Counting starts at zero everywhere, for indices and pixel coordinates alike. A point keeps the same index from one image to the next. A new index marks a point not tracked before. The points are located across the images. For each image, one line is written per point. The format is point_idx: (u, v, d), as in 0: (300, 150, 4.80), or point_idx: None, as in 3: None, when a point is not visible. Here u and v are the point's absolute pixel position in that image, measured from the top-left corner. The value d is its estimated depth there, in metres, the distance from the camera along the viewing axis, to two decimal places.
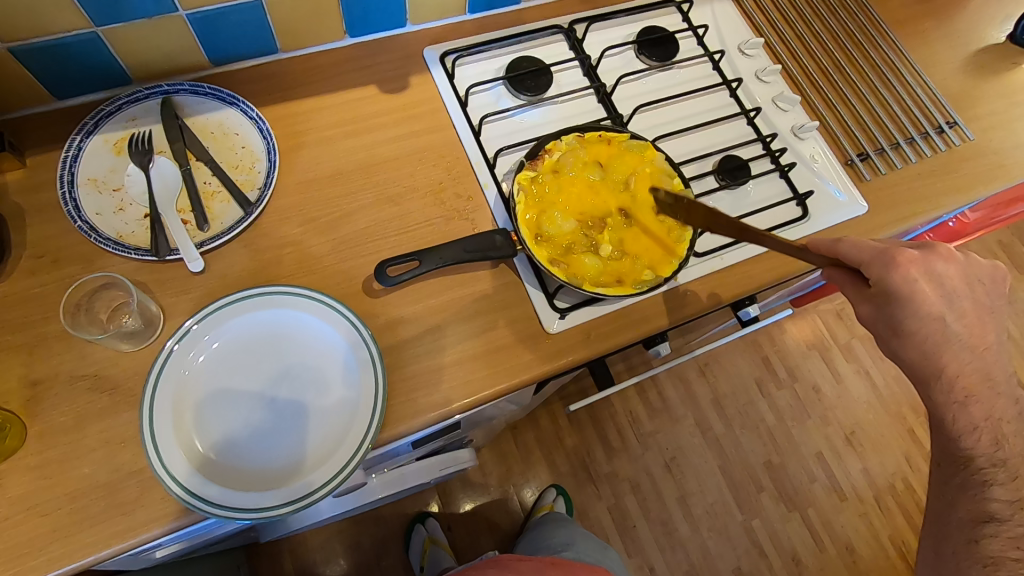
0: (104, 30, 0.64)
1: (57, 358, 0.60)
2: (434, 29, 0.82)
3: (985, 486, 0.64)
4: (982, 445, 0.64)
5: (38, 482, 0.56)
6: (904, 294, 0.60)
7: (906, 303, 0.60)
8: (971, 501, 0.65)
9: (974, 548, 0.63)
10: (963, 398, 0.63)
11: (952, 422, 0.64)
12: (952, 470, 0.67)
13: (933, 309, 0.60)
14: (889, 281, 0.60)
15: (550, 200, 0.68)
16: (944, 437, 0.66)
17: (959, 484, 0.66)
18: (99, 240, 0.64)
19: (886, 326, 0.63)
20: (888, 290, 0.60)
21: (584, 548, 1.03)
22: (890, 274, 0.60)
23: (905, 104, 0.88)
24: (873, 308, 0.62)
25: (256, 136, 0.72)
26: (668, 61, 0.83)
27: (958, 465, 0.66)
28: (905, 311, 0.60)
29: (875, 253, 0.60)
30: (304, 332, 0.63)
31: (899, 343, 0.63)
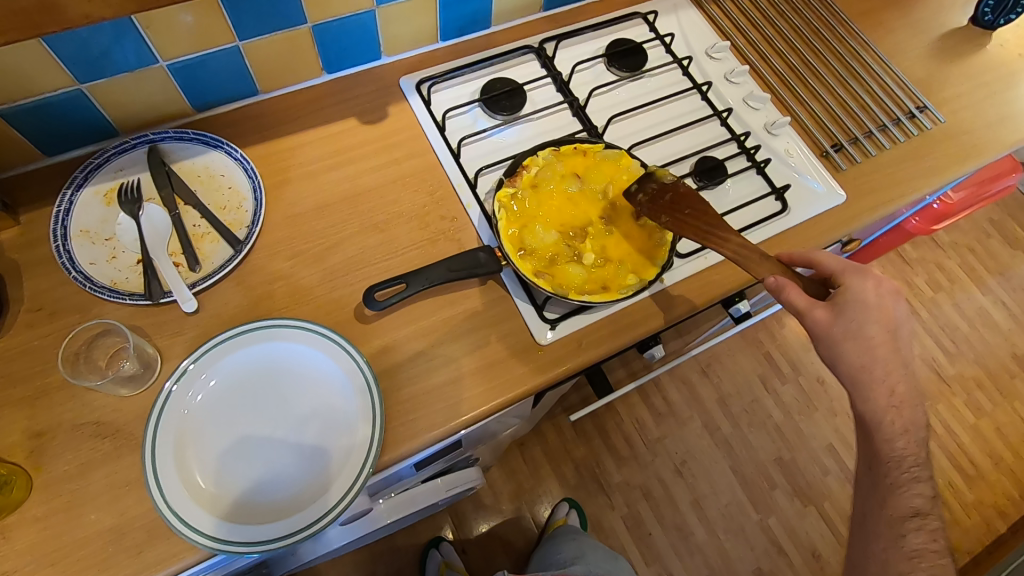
0: (88, 86, 0.66)
1: (59, 408, 0.62)
2: (408, 59, 0.84)
3: (914, 482, 0.63)
4: (911, 445, 0.63)
5: (45, 532, 0.57)
6: (865, 301, 0.61)
7: (866, 310, 0.61)
8: (899, 499, 0.63)
9: (901, 544, 0.61)
10: (899, 403, 0.62)
11: (888, 424, 0.62)
12: (879, 470, 0.64)
13: (881, 323, 0.61)
14: (854, 289, 0.62)
15: (531, 215, 0.69)
16: (871, 434, 0.64)
17: (888, 484, 0.64)
18: (94, 289, 0.65)
19: (841, 330, 0.61)
20: (853, 295, 0.62)
21: (596, 559, 1.03)
22: (860, 281, 0.62)
23: (874, 93, 0.90)
24: (830, 315, 0.61)
25: (241, 176, 0.73)
26: (639, 71, 0.85)
27: (888, 465, 0.64)
28: (863, 316, 0.61)
29: (848, 265, 0.64)
30: (301, 363, 0.64)
31: (847, 343, 0.61)
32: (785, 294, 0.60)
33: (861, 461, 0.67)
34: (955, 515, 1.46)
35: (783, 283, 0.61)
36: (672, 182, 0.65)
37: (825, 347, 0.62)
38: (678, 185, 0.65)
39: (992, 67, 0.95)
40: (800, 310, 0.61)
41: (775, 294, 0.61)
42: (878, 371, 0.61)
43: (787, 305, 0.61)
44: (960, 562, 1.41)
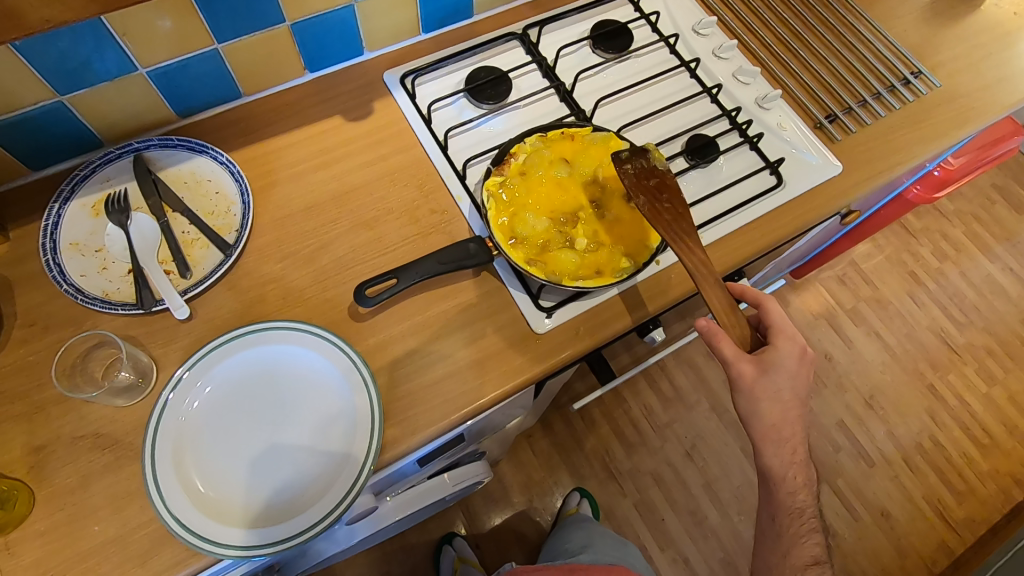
0: (69, 98, 0.66)
1: (57, 422, 0.61)
2: (390, 53, 0.83)
3: (812, 532, 0.67)
4: (808, 498, 0.66)
5: (49, 545, 0.57)
6: (788, 367, 0.61)
7: (789, 374, 0.61)
8: (801, 549, 0.66)
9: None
10: (799, 457, 0.64)
11: (791, 478, 0.64)
12: (781, 522, 0.67)
13: (796, 388, 0.62)
14: (783, 354, 0.62)
15: (521, 202, 0.68)
16: (774, 489, 0.65)
17: (791, 535, 0.67)
18: (86, 301, 0.65)
19: (762, 388, 0.60)
20: (779, 359, 0.61)
21: (604, 546, 1.01)
22: (790, 346, 0.62)
23: (866, 61, 0.88)
24: (755, 371, 0.60)
25: (229, 180, 0.73)
26: (625, 51, 0.84)
27: (791, 517, 0.66)
28: (784, 379, 0.61)
29: (787, 327, 0.63)
30: (295, 364, 0.63)
31: (764, 401, 0.61)
32: (716, 342, 0.61)
33: (764, 511, 0.69)
34: (972, 485, 1.44)
35: (713, 332, 0.61)
36: (663, 170, 0.65)
37: (745, 401, 0.62)
38: (667, 175, 0.64)
39: (986, 27, 0.93)
40: (727, 359, 0.61)
41: (706, 337, 0.62)
42: (787, 430, 0.63)
43: (715, 352, 0.62)
44: (978, 533, 1.40)
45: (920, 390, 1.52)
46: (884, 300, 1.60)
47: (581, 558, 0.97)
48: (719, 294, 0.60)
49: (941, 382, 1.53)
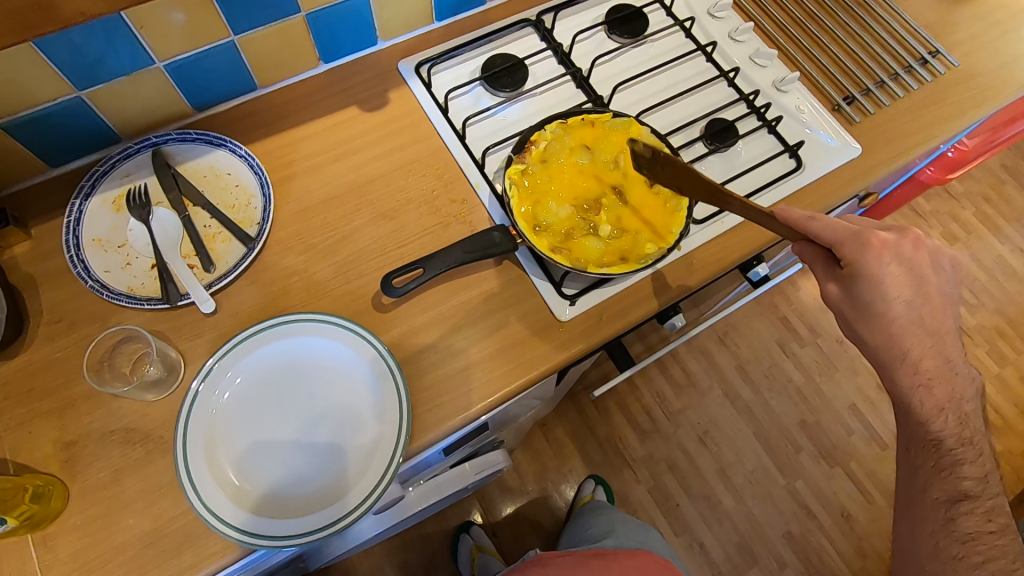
0: (86, 93, 0.65)
1: (87, 418, 0.62)
2: (404, 43, 0.82)
3: (956, 465, 0.64)
4: (950, 426, 0.64)
5: (84, 540, 0.58)
6: (870, 277, 0.59)
7: (876, 281, 0.60)
8: (943, 481, 0.64)
9: (951, 528, 0.62)
10: (926, 379, 0.63)
11: (919, 404, 0.64)
12: (920, 452, 0.66)
13: (899, 295, 0.60)
14: (861, 264, 0.59)
15: (543, 190, 0.68)
16: (910, 416, 0.66)
17: (930, 466, 0.65)
18: (111, 297, 0.65)
19: (852, 306, 0.62)
20: (860, 270, 0.59)
21: (626, 531, 1.01)
22: (861, 251, 0.59)
23: (883, 41, 0.88)
24: (841, 288, 0.62)
25: (248, 173, 0.73)
26: (640, 36, 0.83)
27: (928, 449, 0.65)
28: (873, 290, 0.60)
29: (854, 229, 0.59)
30: (323, 358, 0.63)
31: (864, 324, 0.62)
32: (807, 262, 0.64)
33: (902, 443, 0.69)
34: None
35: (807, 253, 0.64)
36: (653, 154, 0.60)
37: (845, 323, 0.65)
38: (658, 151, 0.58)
39: (1002, 5, 0.92)
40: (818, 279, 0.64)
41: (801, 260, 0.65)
42: (904, 348, 0.62)
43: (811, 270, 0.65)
44: None
45: None
46: None
47: (604, 543, 0.97)
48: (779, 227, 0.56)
49: None
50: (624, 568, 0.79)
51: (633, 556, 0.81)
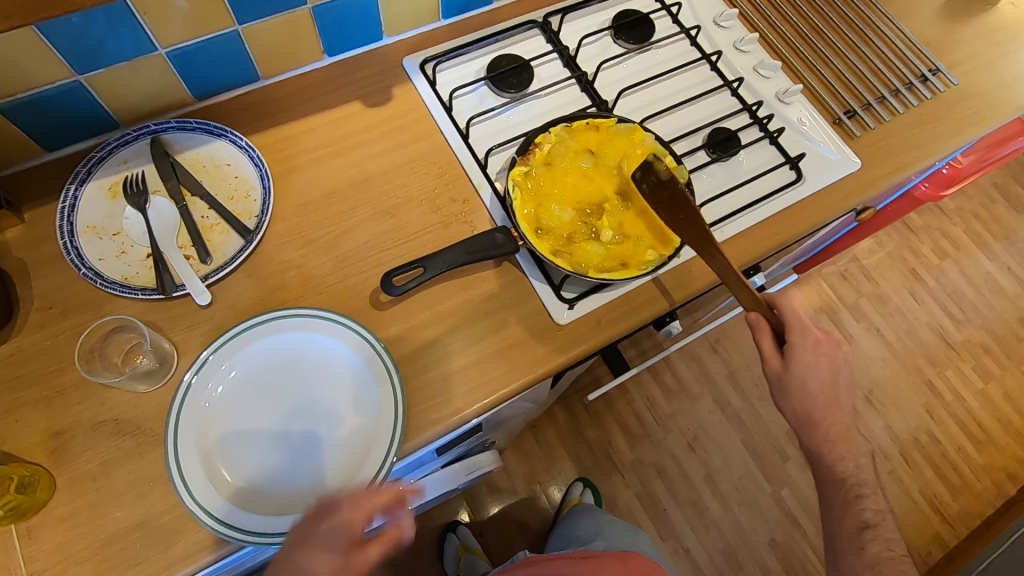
0: (86, 77, 0.64)
1: (77, 407, 0.61)
2: (410, 39, 0.82)
3: (859, 498, 0.68)
4: (851, 466, 0.67)
5: (71, 531, 0.57)
6: (807, 362, 0.62)
7: (811, 365, 0.63)
8: (850, 514, 0.67)
9: (862, 555, 0.66)
10: (833, 434, 0.66)
11: (827, 453, 0.67)
12: (828, 491, 0.69)
13: (824, 377, 0.64)
14: (800, 348, 0.62)
15: (546, 193, 0.69)
16: (817, 459, 0.68)
17: (839, 501, 0.68)
18: (105, 285, 0.64)
19: (787, 384, 0.64)
20: (799, 353, 0.62)
21: (615, 533, 1.02)
22: (805, 338, 0.62)
23: (885, 57, 0.88)
24: (781, 367, 0.64)
25: (248, 164, 0.72)
26: (646, 42, 0.83)
27: (836, 488, 0.68)
28: (808, 372, 0.63)
29: (806, 319, 0.63)
30: (319, 355, 0.63)
31: (792, 395, 0.64)
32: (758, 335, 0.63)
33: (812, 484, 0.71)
34: (966, 479, 1.47)
35: (761, 325, 0.63)
36: (669, 178, 0.60)
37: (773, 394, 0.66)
38: (674, 182, 0.59)
39: (1003, 26, 0.93)
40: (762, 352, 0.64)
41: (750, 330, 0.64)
42: (817, 415, 0.65)
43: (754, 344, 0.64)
44: (972, 526, 1.43)
45: (918, 386, 1.54)
46: (885, 296, 1.62)
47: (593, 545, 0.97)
48: (746, 294, 0.59)
49: (939, 379, 1.56)
50: (613, 571, 0.76)
51: (622, 559, 0.79)
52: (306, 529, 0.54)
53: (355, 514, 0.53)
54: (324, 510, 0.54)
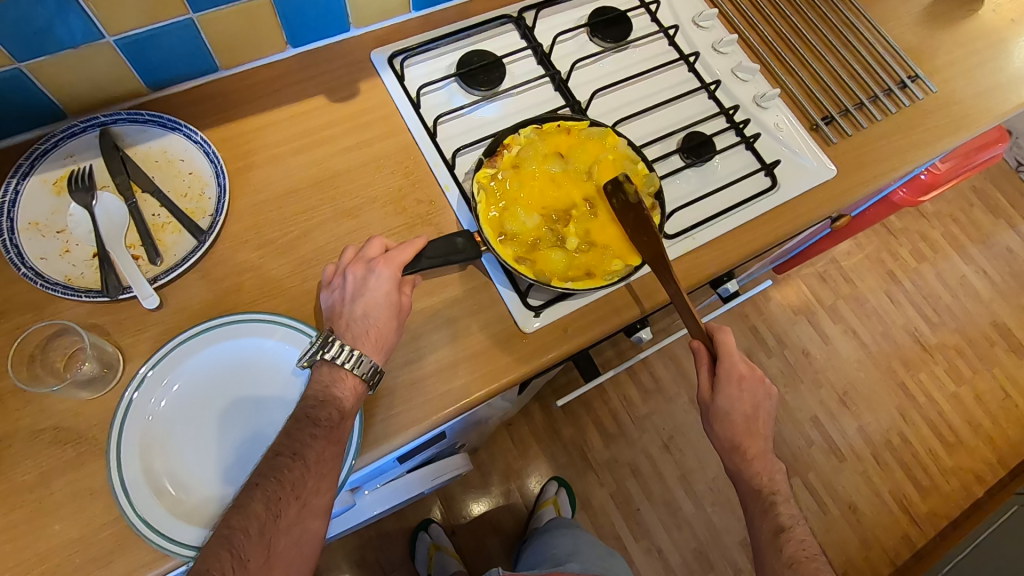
0: (27, 65, 0.61)
1: (14, 415, 0.58)
2: (378, 31, 0.79)
3: (773, 505, 0.67)
4: (765, 477, 0.68)
5: (5, 545, 0.54)
6: (731, 395, 0.66)
7: (734, 398, 0.66)
8: (767, 519, 0.67)
9: (780, 556, 0.63)
10: (750, 456, 0.68)
11: (745, 469, 0.68)
12: (748, 502, 0.69)
13: (746, 410, 0.67)
14: (725, 381, 0.65)
15: (512, 197, 0.66)
16: (736, 473, 0.69)
17: (758, 510, 0.68)
18: (46, 286, 0.61)
19: (712, 412, 0.67)
20: (725, 387, 0.65)
21: (592, 555, 1.02)
22: (733, 372, 0.65)
23: (865, 62, 0.87)
24: (709, 395, 0.67)
25: (203, 161, 0.69)
26: (623, 41, 0.81)
27: (754, 498, 0.68)
28: (732, 403, 0.66)
29: (735, 355, 0.65)
30: (271, 364, 0.60)
31: (716, 422, 0.67)
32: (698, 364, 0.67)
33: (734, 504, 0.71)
34: (936, 481, 1.49)
35: (701, 355, 0.66)
36: (646, 197, 0.59)
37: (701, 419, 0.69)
38: (649, 205, 0.59)
39: (983, 33, 0.92)
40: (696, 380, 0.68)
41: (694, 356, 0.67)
42: (740, 443, 0.68)
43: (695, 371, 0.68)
44: (939, 527, 1.45)
45: (891, 388, 1.55)
46: (862, 297, 1.63)
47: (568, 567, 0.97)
48: (692, 325, 0.63)
49: (913, 380, 1.57)
50: None
51: None
52: (358, 284, 0.60)
53: (395, 270, 0.61)
54: (370, 271, 0.60)
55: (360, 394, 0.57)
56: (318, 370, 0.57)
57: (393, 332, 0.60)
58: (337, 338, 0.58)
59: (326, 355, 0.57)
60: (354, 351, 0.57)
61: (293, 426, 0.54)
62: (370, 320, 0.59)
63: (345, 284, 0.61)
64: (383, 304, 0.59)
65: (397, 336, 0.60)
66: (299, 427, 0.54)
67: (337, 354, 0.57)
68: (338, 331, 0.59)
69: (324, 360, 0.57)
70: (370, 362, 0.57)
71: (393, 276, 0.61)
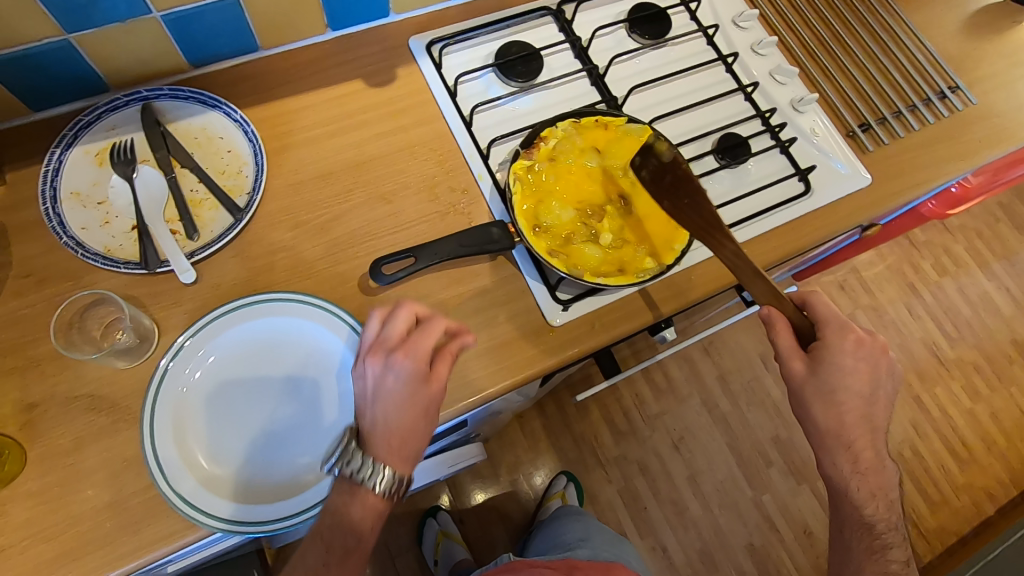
0: (75, 37, 0.61)
1: (51, 380, 0.59)
2: (417, 17, 0.79)
3: (885, 548, 0.68)
4: (881, 511, 0.67)
5: (39, 507, 0.56)
6: (840, 363, 0.59)
7: (842, 369, 0.59)
8: (874, 562, 0.67)
9: None
10: (864, 468, 0.63)
11: (856, 490, 0.65)
12: (851, 530, 0.69)
13: (860, 389, 0.60)
14: (832, 347, 0.60)
15: (548, 189, 0.67)
16: (844, 492, 0.65)
17: (864, 549, 0.68)
18: (86, 256, 0.62)
19: (813, 390, 0.60)
20: (830, 353, 0.59)
21: (600, 543, 1.01)
22: (840, 338, 0.60)
23: (905, 70, 0.86)
24: (806, 370, 0.60)
25: (241, 139, 0.70)
26: (662, 38, 0.81)
27: (861, 530, 0.68)
28: (839, 377, 0.59)
29: (839, 316, 0.61)
30: (303, 343, 0.61)
31: (821, 404, 0.61)
32: (773, 331, 0.60)
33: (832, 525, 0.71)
34: (946, 496, 1.48)
35: (776, 318, 0.59)
36: (671, 161, 0.60)
37: (799, 405, 0.62)
38: (678, 165, 0.59)
39: None
40: (782, 353, 0.61)
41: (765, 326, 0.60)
42: (848, 437, 0.62)
43: (772, 344, 0.61)
44: (948, 543, 1.44)
45: (906, 401, 1.54)
46: (881, 308, 1.61)
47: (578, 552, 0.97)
48: (761, 287, 0.58)
49: (928, 395, 1.56)
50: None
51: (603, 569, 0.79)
52: (376, 384, 0.55)
53: (417, 365, 0.54)
54: (389, 368, 0.54)
55: (382, 509, 0.56)
56: (340, 481, 0.55)
57: (420, 436, 0.56)
58: (359, 453, 0.54)
59: (347, 471, 0.54)
60: (376, 469, 0.54)
61: (313, 535, 0.55)
62: (391, 428, 0.54)
63: (363, 382, 0.55)
64: (403, 412, 0.54)
65: (426, 437, 0.56)
66: (317, 539, 0.55)
67: (358, 471, 0.54)
68: (360, 435, 0.56)
69: (345, 472, 0.55)
70: (391, 482, 0.54)
71: (415, 376, 0.54)
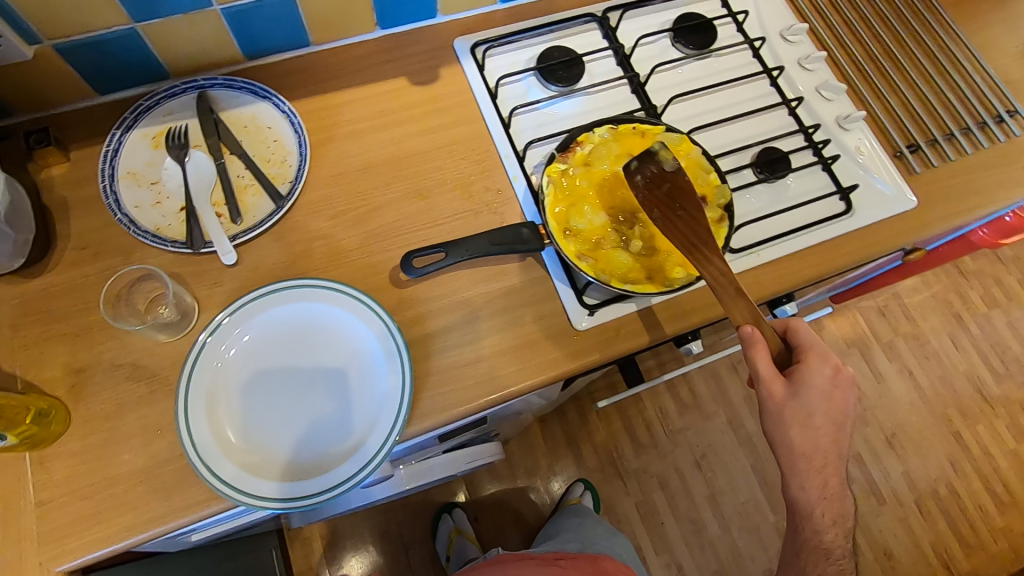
0: (142, 26, 0.65)
1: (98, 347, 0.63)
2: (464, 19, 0.80)
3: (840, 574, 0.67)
4: (838, 539, 0.66)
5: (79, 467, 0.59)
6: (821, 387, 0.58)
7: (821, 394, 0.58)
8: None
9: None
10: (832, 495, 0.63)
11: (819, 516, 0.64)
12: (804, 554, 0.67)
13: (834, 413, 0.60)
14: (815, 371, 0.58)
15: (581, 193, 0.67)
16: (805, 518, 0.65)
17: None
18: (137, 233, 0.66)
19: (791, 413, 0.58)
20: (811, 377, 0.58)
21: (591, 536, 1.01)
22: (823, 365, 0.58)
23: (960, 92, 0.83)
24: (786, 392, 0.58)
25: (288, 130, 0.72)
26: (706, 49, 0.80)
27: (818, 557, 0.67)
28: (817, 401, 0.58)
29: (820, 343, 0.60)
30: (333, 328, 0.63)
31: (795, 425, 0.59)
32: (753, 352, 0.57)
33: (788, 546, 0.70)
34: (982, 539, 1.41)
35: (757, 341, 0.56)
36: (674, 171, 0.61)
37: (773, 425, 0.60)
38: (680, 176, 0.60)
39: None
40: (761, 374, 0.58)
41: (746, 346, 0.57)
42: (817, 460, 0.61)
43: (749, 365, 0.58)
44: None
45: (944, 436, 1.48)
46: (923, 338, 1.55)
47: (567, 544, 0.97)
48: (742, 307, 0.57)
49: (969, 431, 1.49)
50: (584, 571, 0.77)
51: (593, 562, 0.80)
52: None
53: None
54: None
55: None
56: None
57: None
58: None
59: None
60: None
61: None
62: None
63: None
64: None
65: None
66: None
67: None
68: None
69: None
70: None
71: None
